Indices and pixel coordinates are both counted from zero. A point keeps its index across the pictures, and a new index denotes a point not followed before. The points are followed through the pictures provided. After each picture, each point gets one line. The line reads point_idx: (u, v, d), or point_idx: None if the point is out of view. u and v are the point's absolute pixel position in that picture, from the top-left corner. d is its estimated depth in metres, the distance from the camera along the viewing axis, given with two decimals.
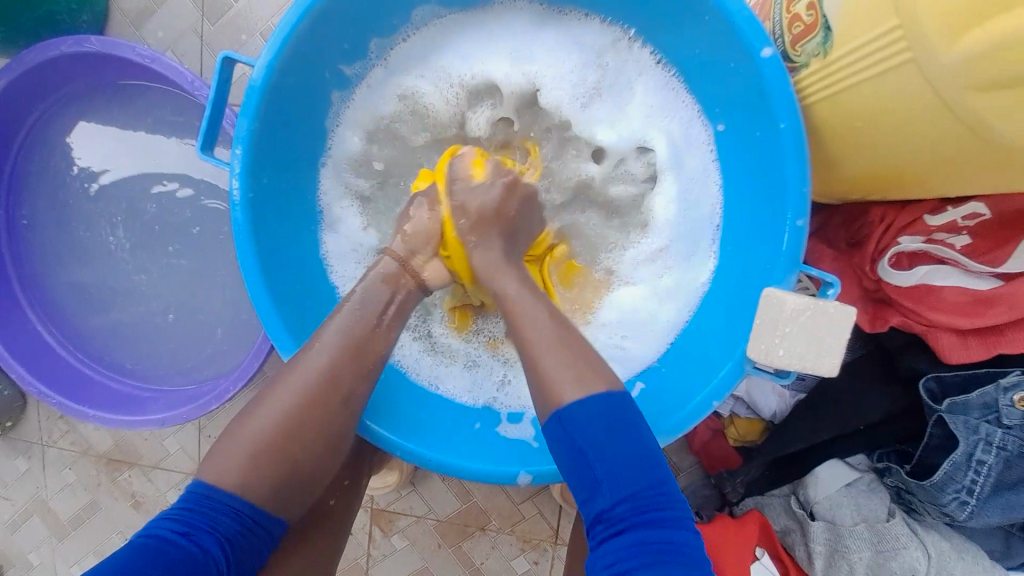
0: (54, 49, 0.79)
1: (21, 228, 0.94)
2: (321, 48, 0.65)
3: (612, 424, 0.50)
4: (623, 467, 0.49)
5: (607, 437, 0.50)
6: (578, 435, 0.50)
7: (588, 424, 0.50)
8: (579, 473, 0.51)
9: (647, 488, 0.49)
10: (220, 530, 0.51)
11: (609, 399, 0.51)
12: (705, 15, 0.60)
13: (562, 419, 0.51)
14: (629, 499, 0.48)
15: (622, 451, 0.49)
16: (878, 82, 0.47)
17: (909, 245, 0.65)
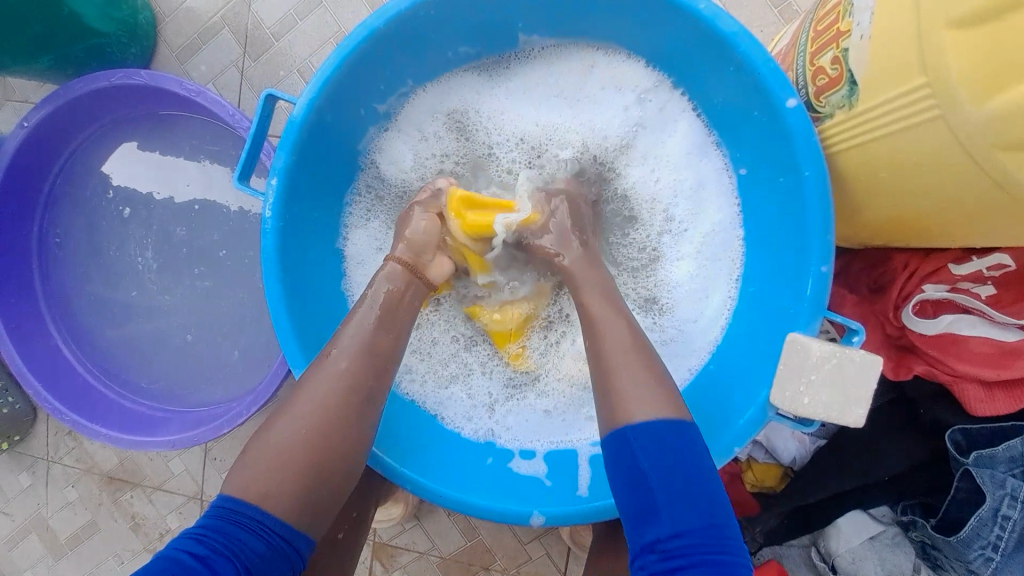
0: (102, 80, 0.84)
1: (52, 246, 0.96)
2: (360, 87, 0.68)
3: (677, 445, 0.50)
4: (676, 495, 0.47)
5: (667, 460, 0.49)
6: (637, 454, 0.50)
7: (653, 445, 0.50)
8: (632, 497, 0.49)
9: (702, 525, 0.46)
10: (244, 556, 0.47)
11: (670, 423, 0.51)
12: (733, 66, 0.62)
13: (626, 437, 0.51)
14: (685, 533, 0.46)
15: (679, 476, 0.48)
16: (904, 136, 0.48)
17: (933, 293, 0.65)
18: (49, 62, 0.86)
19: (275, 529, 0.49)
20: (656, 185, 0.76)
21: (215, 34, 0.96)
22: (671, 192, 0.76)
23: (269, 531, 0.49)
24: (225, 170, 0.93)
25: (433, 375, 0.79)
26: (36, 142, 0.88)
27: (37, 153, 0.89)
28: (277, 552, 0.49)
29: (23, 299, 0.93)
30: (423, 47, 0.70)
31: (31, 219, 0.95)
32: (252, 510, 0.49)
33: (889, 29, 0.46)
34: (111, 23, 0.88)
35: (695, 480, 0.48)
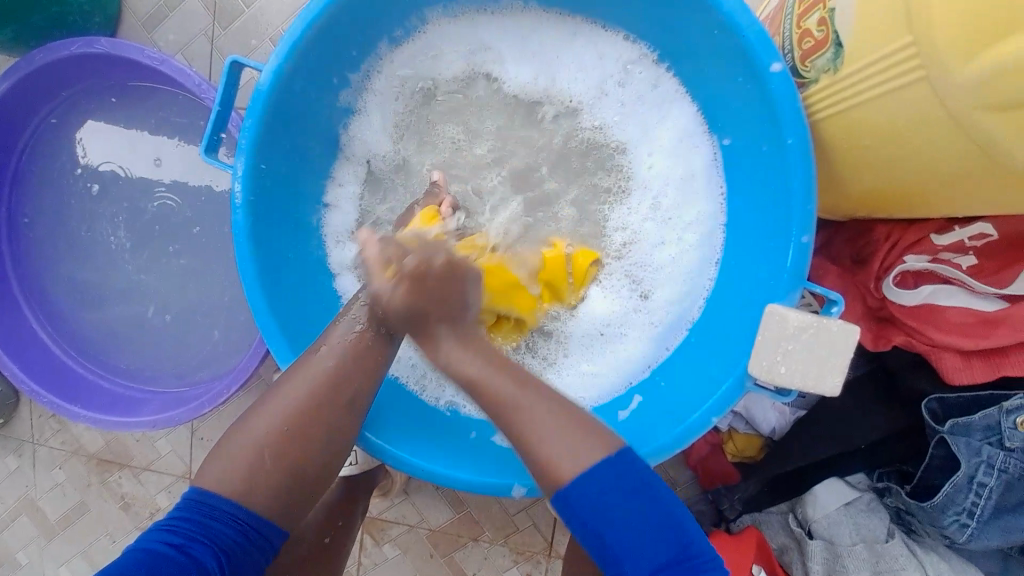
0: (62, 50, 0.79)
1: (21, 226, 0.93)
2: (330, 54, 0.65)
3: (619, 491, 0.49)
4: (637, 539, 0.48)
5: (617, 510, 0.49)
6: (589, 515, 0.49)
7: (597, 502, 0.49)
8: (596, 549, 0.50)
9: (671, 550, 0.49)
10: (215, 538, 0.50)
11: (616, 459, 0.51)
12: (714, 29, 0.60)
13: (569, 504, 0.50)
14: (660, 566, 0.48)
15: (634, 520, 0.49)
16: (888, 99, 0.47)
17: (914, 263, 0.64)
18: (8, 34, 0.81)
19: (238, 517, 0.52)
20: (652, 164, 0.75)
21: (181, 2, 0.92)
22: (665, 171, 0.75)
23: (243, 524, 0.52)
24: (196, 145, 0.90)
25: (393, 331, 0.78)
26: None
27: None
28: (255, 539, 0.52)
29: None
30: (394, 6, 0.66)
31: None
32: (228, 505, 0.52)
33: None
34: None
35: (653, 516, 0.50)
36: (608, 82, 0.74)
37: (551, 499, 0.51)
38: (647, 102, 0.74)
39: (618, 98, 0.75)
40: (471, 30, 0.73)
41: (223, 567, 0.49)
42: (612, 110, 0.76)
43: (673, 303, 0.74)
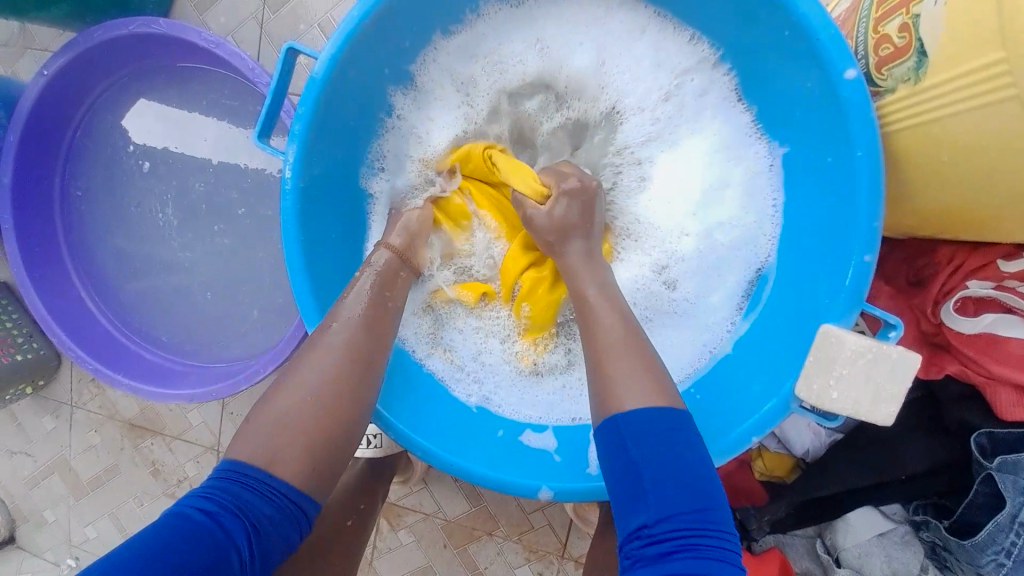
0: (122, 28, 0.81)
1: (73, 198, 0.96)
2: (386, 41, 0.65)
3: (664, 435, 0.47)
4: (672, 482, 0.45)
5: (658, 447, 0.46)
6: (627, 442, 0.48)
7: (641, 430, 0.47)
8: (624, 485, 0.47)
9: (692, 513, 0.44)
10: (251, 515, 0.49)
11: (672, 410, 0.49)
12: (786, 30, 0.58)
13: (617, 422, 0.49)
14: (672, 521, 0.44)
15: (672, 463, 0.46)
16: (975, 115, 0.45)
17: (978, 290, 0.61)
18: (68, 9, 0.83)
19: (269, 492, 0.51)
20: (695, 165, 0.72)
21: None
22: (710, 176, 0.71)
23: (275, 494, 0.51)
24: (242, 127, 0.91)
25: (430, 335, 0.78)
26: (56, 92, 0.87)
27: (57, 102, 0.88)
28: (285, 506, 0.51)
29: (46, 248, 0.94)
30: None
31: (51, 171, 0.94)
32: (257, 473, 0.51)
33: None
34: None
35: (694, 475, 0.46)
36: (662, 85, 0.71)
37: (601, 419, 0.51)
38: (702, 107, 0.71)
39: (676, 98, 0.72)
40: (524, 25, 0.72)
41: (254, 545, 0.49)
42: (661, 112, 0.73)
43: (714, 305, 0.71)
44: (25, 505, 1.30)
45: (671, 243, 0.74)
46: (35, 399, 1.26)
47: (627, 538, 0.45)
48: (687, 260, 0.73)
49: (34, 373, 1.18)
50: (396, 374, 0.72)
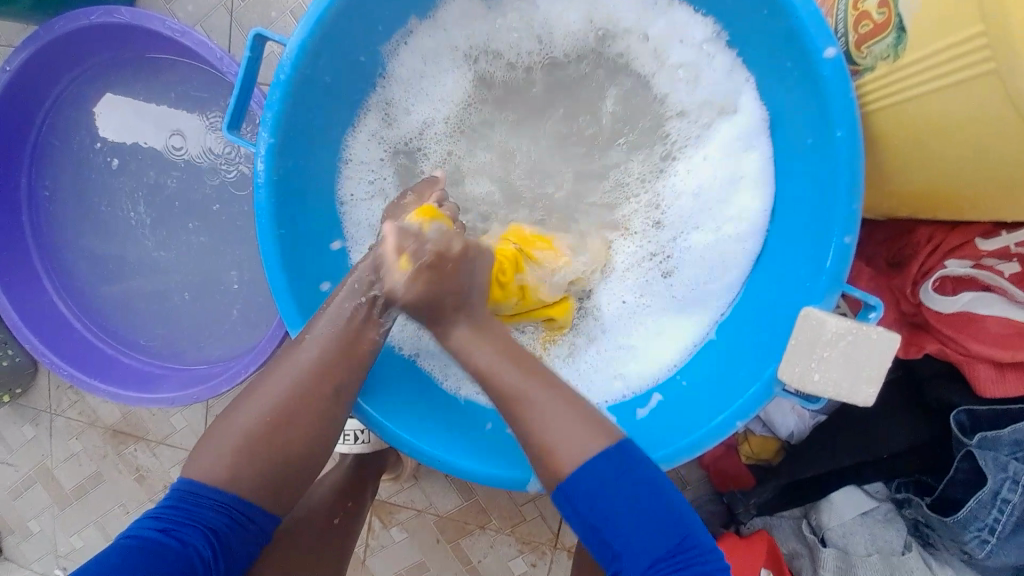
0: (83, 18, 0.78)
1: (41, 199, 0.93)
2: (357, 28, 0.63)
3: (619, 488, 0.51)
4: (635, 536, 0.50)
5: (618, 497, 0.50)
6: (588, 501, 0.51)
7: (594, 490, 0.51)
8: (600, 549, 0.52)
9: (675, 546, 0.50)
10: (200, 522, 0.51)
11: (614, 450, 0.52)
12: (765, 10, 0.57)
13: (564, 492, 0.52)
14: (660, 561, 0.49)
15: (632, 516, 0.50)
16: (951, 93, 0.45)
17: (955, 269, 0.62)
18: (27, 2, 0.80)
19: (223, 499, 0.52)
20: (674, 162, 0.73)
21: None
22: (693, 169, 0.72)
23: (225, 507, 0.52)
24: (215, 121, 0.88)
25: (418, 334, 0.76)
26: (16, 88, 0.83)
27: (18, 99, 0.84)
28: (240, 516, 0.53)
29: (13, 252, 0.90)
30: None
31: (16, 173, 0.91)
32: (210, 490, 0.52)
33: None
34: None
35: (654, 500, 0.51)
36: (637, 69, 0.71)
37: (554, 490, 0.53)
38: (678, 91, 0.71)
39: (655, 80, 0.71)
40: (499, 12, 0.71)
41: (214, 547, 0.51)
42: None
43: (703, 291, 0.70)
44: (6, 516, 1.27)
45: (654, 224, 0.76)
46: (12, 408, 1.23)
47: None
48: (672, 246, 0.74)
49: (9, 381, 1.15)
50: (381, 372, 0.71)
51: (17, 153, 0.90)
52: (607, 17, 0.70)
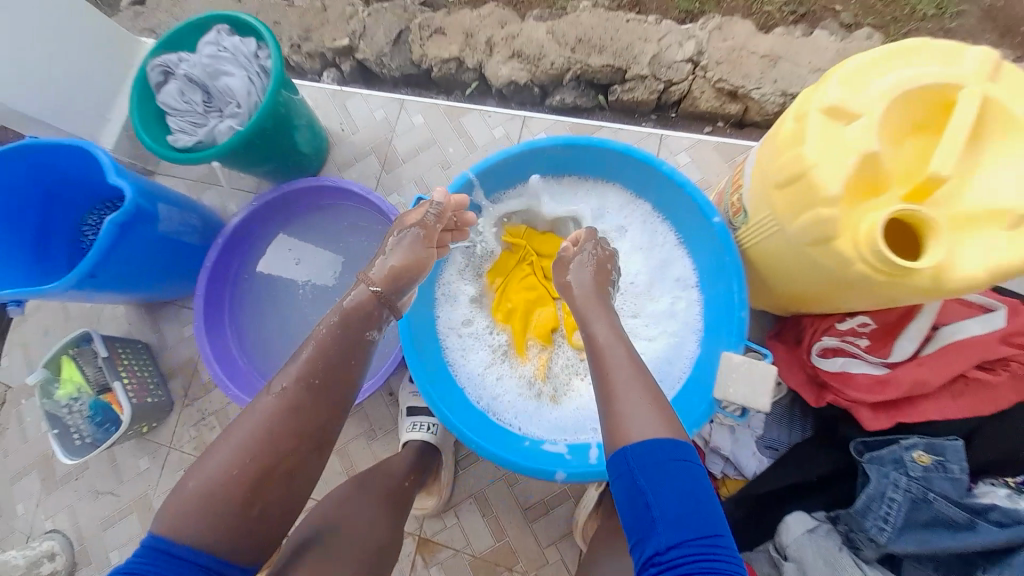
0: (314, 181, 1.27)
1: (241, 281, 1.36)
2: (470, 194, 1.10)
3: (662, 464, 0.69)
4: (676, 510, 0.66)
5: (660, 475, 0.69)
6: (634, 469, 0.70)
7: (645, 463, 0.70)
8: (637, 515, 0.69)
9: (698, 537, 0.65)
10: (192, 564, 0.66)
11: (670, 441, 0.72)
12: (683, 198, 1.03)
13: (627, 455, 0.72)
14: (681, 544, 0.64)
15: (675, 494, 0.67)
16: (772, 238, 0.84)
17: (827, 340, 0.96)
18: (273, 167, 1.37)
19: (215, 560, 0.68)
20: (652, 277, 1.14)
21: (363, 158, 1.50)
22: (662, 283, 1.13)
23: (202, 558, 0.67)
24: (369, 237, 1.36)
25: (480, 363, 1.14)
26: (257, 214, 1.31)
27: (254, 218, 1.30)
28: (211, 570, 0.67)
29: (216, 317, 1.30)
30: (517, 169, 1.12)
31: (231, 263, 1.33)
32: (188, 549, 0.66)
33: (753, 184, 0.85)
34: (311, 150, 1.41)
35: (694, 501, 0.67)
36: (628, 224, 1.15)
37: (615, 452, 0.74)
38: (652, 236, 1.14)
39: (636, 229, 1.15)
40: (553, 186, 1.17)
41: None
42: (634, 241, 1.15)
43: (672, 353, 1.08)
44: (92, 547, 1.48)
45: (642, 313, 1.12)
46: (139, 441, 1.52)
47: (644, 557, 0.66)
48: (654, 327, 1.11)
49: (144, 415, 1.41)
50: (441, 388, 1.03)
51: (233, 251, 1.32)
52: (610, 192, 1.16)
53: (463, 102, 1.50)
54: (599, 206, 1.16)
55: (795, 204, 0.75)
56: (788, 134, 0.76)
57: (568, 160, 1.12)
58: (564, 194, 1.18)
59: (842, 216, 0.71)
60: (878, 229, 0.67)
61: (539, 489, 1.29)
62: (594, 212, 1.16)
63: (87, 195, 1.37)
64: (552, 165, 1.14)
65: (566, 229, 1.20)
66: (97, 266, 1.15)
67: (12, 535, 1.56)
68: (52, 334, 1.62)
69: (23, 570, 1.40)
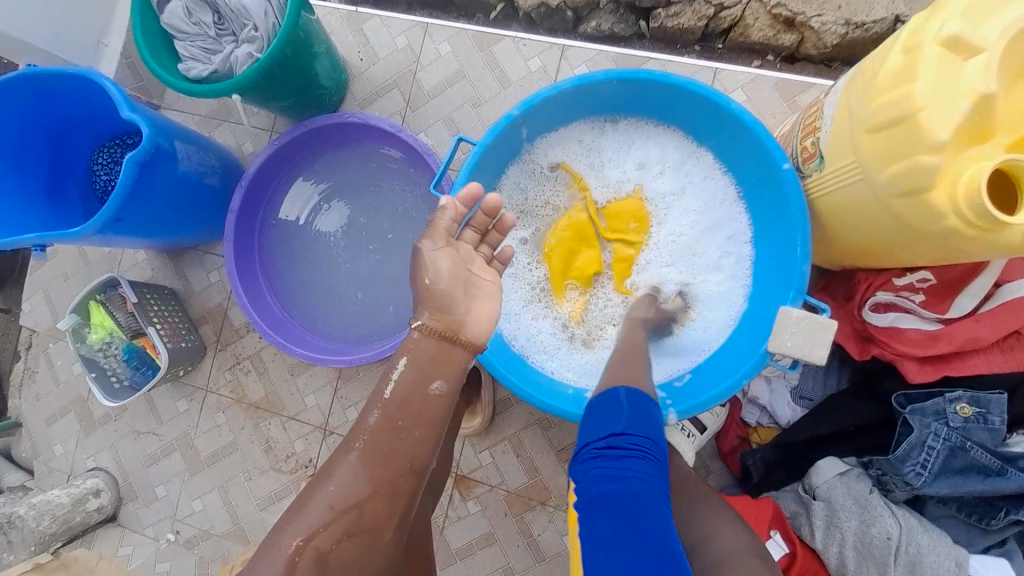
0: (340, 118, 1.19)
1: (270, 226, 1.32)
2: (515, 134, 1.04)
3: (638, 399, 0.79)
4: (631, 427, 0.74)
5: (634, 401, 0.78)
6: (615, 393, 0.80)
7: (630, 397, 0.79)
8: (598, 423, 0.76)
9: (640, 450, 0.71)
10: None
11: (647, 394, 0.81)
12: (750, 142, 0.97)
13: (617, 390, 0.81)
14: (624, 442, 0.71)
15: (637, 415, 0.75)
16: (849, 188, 0.81)
17: (881, 296, 0.95)
18: (294, 102, 1.25)
19: None
20: (703, 225, 1.10)
21: (387, 92, 1.38)
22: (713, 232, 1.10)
23: None
24: (400, 182, 1.30)
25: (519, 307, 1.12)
26: (282, 154, 1.25)
27: (278, 159, 1.25)
28: None
29: (247, 262, 1.27)
30: (563, 109, 1.05)
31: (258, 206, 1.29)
32: None
33: (837, 128, 0.80)
34: (330, 82, 1.29)
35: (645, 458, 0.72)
36: (679, 169, 1.11)
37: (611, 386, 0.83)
38: (706, 183, 1.10)
39: (689, 176, 1.11)
40: (600, 129, 1.12)
41: None
42: (685, 187, 1.11)
43: (720, 304, 1.08)
44: (136, 483, 1.52)
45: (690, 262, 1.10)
46: (174, 385, 1.53)
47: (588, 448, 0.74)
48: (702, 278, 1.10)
49: (185, 359, 1.44)
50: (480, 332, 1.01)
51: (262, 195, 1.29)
52: (665, 135, 1.10)
53: (490, 28, 1.36)
54: (643, 151, 1.12)
55: (889, 149, 0.71)
56: (891, 72, 0.70)
57: (623, 97, 1.05)
58: (607, 137, 1.12)
59: (942, 164, 0.66)
60: (982, 179, 0.64)
61: (570, 433, 1.34)
62: (640, 158, 1.12)
63: (95, 130, 1.27)
64: (604, 102, 1.07)
65: (614, 174, 1.14)
66: (122, 210, 1.09)
67: (53, 474, 1.54)
68: (70, 280, 1.57)
69: (68, 507, 1.40)
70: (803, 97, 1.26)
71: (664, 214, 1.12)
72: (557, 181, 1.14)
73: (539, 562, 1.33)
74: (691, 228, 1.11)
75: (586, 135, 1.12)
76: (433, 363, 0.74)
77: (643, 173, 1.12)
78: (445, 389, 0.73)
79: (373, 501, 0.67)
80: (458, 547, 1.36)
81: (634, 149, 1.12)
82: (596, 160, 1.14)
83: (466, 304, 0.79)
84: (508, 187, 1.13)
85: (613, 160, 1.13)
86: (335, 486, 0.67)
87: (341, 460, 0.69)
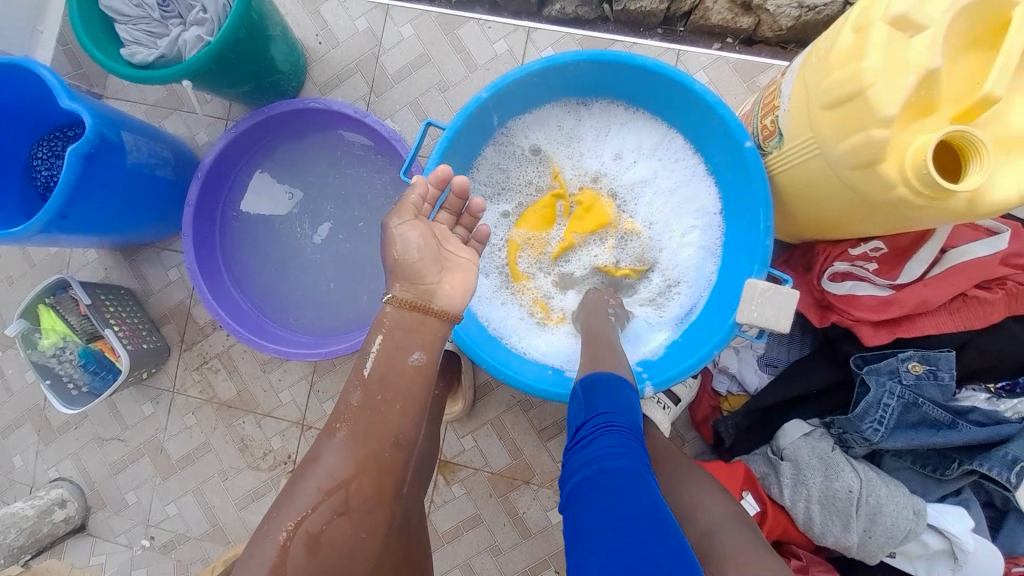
0: (300, 104, 1.15)
1: (231, 218, 1.27)
2: (483, 117, 1.02)
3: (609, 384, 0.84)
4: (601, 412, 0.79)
5: (604, 387, 0.83)
6: (588, 381, 0.86)
7: (598, 383, 0.85)
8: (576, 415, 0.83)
9: (609, 428, 0.76)
10: None
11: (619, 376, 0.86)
12: (715, 120, 0.99)
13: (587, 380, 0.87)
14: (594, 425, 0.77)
15: (607, 398, 0.81)
16: (808, 164, 0.84)
17: (838, 265, 0.99)
18: (250, 88, 1.20)
19: None
20: (671, 204, 1.13)
21: (350, 75, 1.34)
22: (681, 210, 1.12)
23: None
24: (367, 169, 1.27)
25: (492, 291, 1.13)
26: (240, 143, 1.20)
27: (235, 147, 1.20)
28: None
29: (208, 257, 1.22)
30: (529, 91, 1.05)
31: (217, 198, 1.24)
32: None
33: (795, 106, 0.83)
34: (287, 66, 1.23)
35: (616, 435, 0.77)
36: (646, 150, 1.12)
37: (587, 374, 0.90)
38: (672, 162, 1.12)
39: (656, 156, 1.12)
40: (567, 111, 1.12)
41: None
42: (653, 167, 1.13)
43: (688, 280, 1.11)
44: (104, 491, 1.46)
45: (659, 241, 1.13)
46: (138, 388, 1.46)
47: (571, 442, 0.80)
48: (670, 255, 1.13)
49: (149, 361, 1.38)
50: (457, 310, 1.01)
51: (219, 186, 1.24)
52: (631, 116, 1.11)
53: (453, 10, 1.33)
54: (608, 132, 1.13)
55: (843, 125, 0.74)
56: (843, 50, 0.72)
57: (590, 78, 1.05)
58: (573, 119, 1.13)
59: (891, 138, 0.70)
60: (929, 150, 0.68)
61: (551, 413, 1.36)
62: (607, 139, 1.13)
63: (31, 121, 1.18)
64: (571, 84, 1.07)
65: (583, 157, 1.15)
66: (68, 206, 1.02)
67: (14, 487, 1.46)
68: (15, 284, 1.47)
69: (34, 519, 1.35)
70: (763, 77, 1.29)
71: (633, 194, 1.14)
72: (527, 165, 1.14)
73: (525, 539, 1.35)
74: (659, 207, 1.13)
75: (553, 117, 1.12)
76: (401, 340, 0.74)
77: (610, 154, 1.14)
78: (423, 359, 0.74)
79: (345, 496, 0.67)
80: (445, 530, 1.37)
81: (599, 131, 1.13)
82: (565, 143, 1.14)
83: (445, 285, 0.80)
84: (478, 172, 1.12)
85: (580, 142, 1.14)
86: (316, 474, 0.67)
87: (324, 442, 0.69)
